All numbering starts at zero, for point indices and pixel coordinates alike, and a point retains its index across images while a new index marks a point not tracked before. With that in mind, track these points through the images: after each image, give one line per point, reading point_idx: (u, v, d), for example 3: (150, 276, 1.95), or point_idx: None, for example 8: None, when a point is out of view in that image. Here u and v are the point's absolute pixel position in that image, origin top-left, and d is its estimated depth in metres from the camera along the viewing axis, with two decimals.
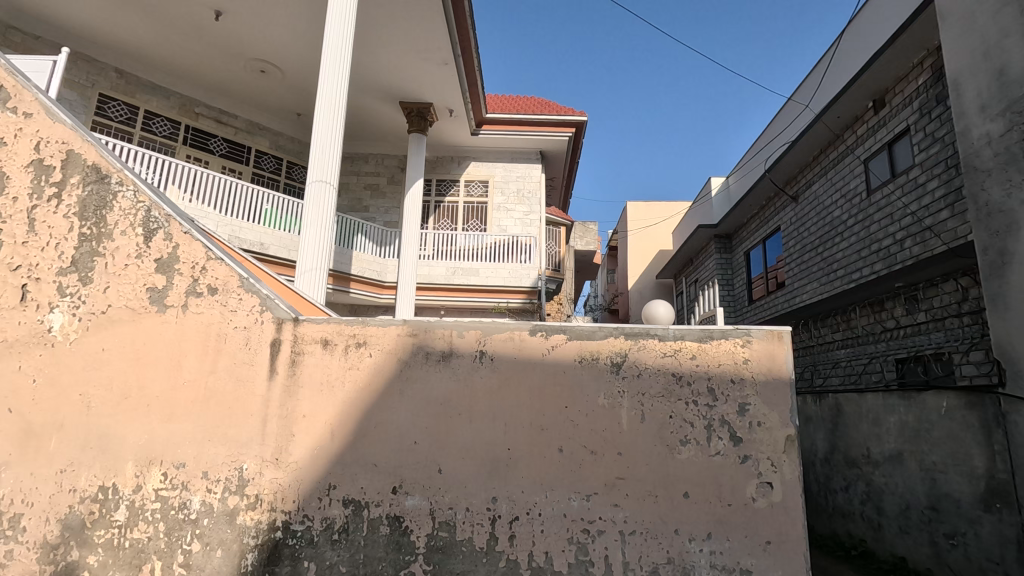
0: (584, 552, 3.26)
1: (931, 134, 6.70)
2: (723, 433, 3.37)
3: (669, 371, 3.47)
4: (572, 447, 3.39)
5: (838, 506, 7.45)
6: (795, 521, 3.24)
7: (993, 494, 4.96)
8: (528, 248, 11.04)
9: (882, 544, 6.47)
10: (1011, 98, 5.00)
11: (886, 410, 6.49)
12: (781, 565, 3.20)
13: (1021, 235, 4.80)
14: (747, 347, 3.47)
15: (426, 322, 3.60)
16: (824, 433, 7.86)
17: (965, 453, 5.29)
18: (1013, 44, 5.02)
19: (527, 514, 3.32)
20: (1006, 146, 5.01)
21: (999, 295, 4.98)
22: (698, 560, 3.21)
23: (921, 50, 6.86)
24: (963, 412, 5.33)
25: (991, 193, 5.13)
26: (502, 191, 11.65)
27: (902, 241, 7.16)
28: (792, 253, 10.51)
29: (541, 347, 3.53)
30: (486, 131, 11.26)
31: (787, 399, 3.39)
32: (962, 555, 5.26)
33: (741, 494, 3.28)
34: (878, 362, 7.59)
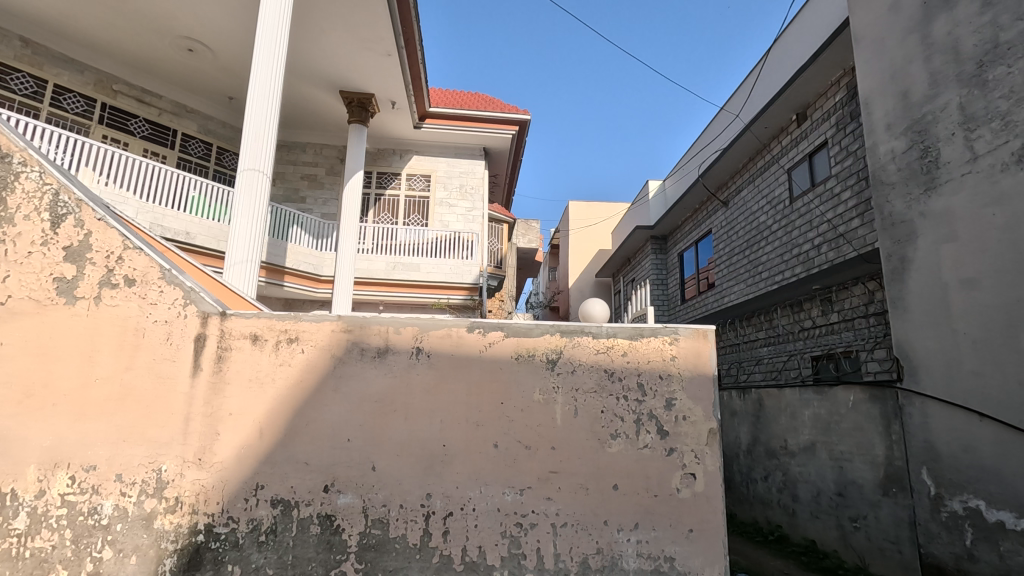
0: (517, 545, 3.33)
1: (845, 147, 7.24)
2: (651, 427, 3.52)
3: (601, 367, 3.58)
4: (507, 442, 3.44)
5: (758, 495, 7.92)
6: (716, 509, 3.44)
7: (891, 480, 5.44)
8: (470, 244, 11.03)
9: (796, 528, 6.95)
10: (913, 118, 5.46)
11: (801, 404, 6.96)
12: (703, 551, 3.39)
13: (919, 244, 5.28)
14: (675, 345, 3.63)
15: (362, 318, 3.54)
16: (747, 426, 8.31)
17: (868, 442, 5.76)
18: (915, 70, 5.49)
19: (461, 509, 3.34)
20: (908, 161, 5.48)
21: (899, 298, 5.45)
22: (626, 549, 3.36)
23: (838, 69, 7.36)
24: (867, 405, 5.79)
25: (895, 205, 5.58)
26: (444, 186, 11.55)
27: (818, 248, 7.72)
28: (721, 255, 11.07)
29: (478, 344, 3.55)
30: (430, 125, 11.04)
31: (710, 394, 3.58)
32: (864, 537, 5.74)
33: (667, 485, 3.45)
34: (796, 359, 8.13)
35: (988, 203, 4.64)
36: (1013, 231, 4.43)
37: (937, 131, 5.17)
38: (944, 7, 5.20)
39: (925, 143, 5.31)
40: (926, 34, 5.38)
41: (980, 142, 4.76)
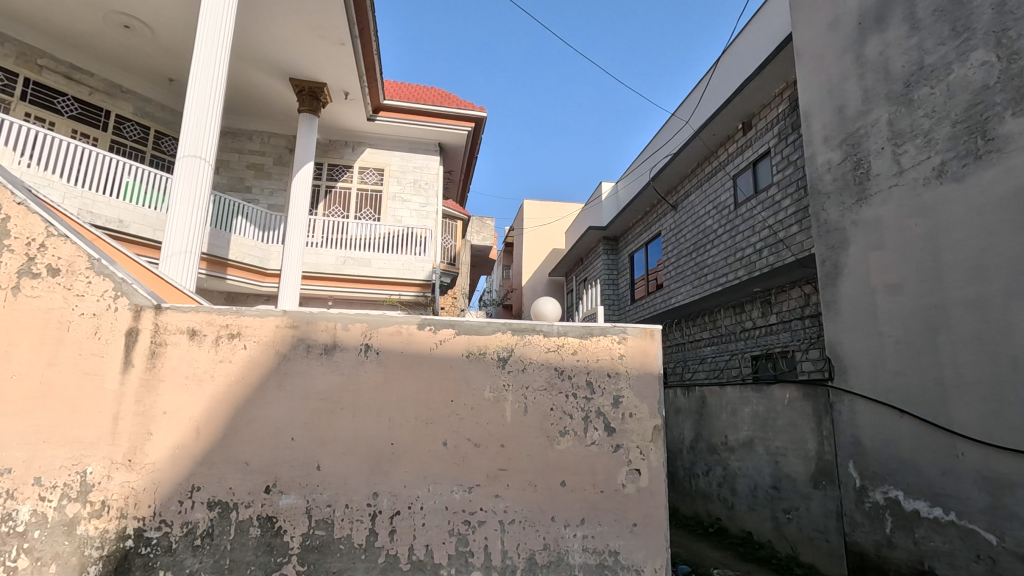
0: (465, 543, 3.32)
1: (787, 157, 7.59)
2: (598, 424, 3.59)
3: (552, 365, 3.62)
4: (456, 440, 3.43)
5: (699, 489, 8.21)
6: (659, 504, 3.54)
7: (821, 473, 5.75)
8: (423, 241, 10.89)
9: (734, 521, 7.25)
10: (847, 132, 5.79)
11: (741, 402, 7.26)
12: (646, 545, 3.48)
13: (850, 251, 5.60)
14: (623, 344, 3.71)
15: (308, 314, 3.43)
16: (690, 423, 8.60)
17: (801, 438, 6.07)
18: (850, 86, 5.81)
19: (409, 508, 3.31)
20: (842, 172, 5.80)
21: (832, 301, 5.76)
22: (572, 544, 3.41)
23: (781, 82, 7.71)
24: (801, 402, 6.10)
25: (829, 214, 5.90)
26: (398, 180, 11.35)
27: (759, 252, 8.07)
28: (670, 257, 11.39)
29: (429, 341, 3.52)
30: (384, 118, 10.86)
31: (656, 392, 3.68)
32: (796, 527, 6.05)
33: (613, 481, 3.53)
34: (738, 358, 8.47)
35: (912, 214, 4.97)
36: (933, 240, 4.77)
37: (869, 145, 5.50)
38: (877, 29, 5.52)
39: (857, 156, 5.63)
40: (861, 53, 5.71)
41: (905, 156, 5.09)
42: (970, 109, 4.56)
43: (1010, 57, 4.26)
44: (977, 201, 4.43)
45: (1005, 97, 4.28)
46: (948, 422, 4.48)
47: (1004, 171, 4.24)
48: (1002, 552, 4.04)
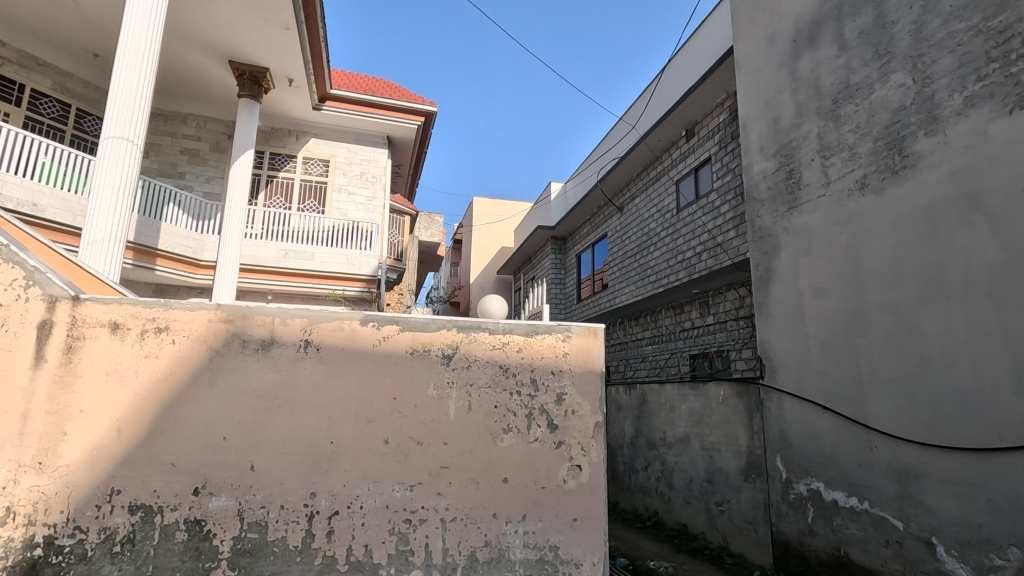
0: (405, 542, 3.30)
1: (726, 165, 7.91)
2: (541, 421, 3.64)
3: (496, 362, 3.63)
4: (398, 438, 3.39)
5: (638, 483, 8.46)
6: (598, 498, 3.62)
7: (751, 467, 6.05)
8: (369, 235, 10.66)
9: (670, 514, 7.52)
10: (781, 143, 6.10)
11: (679, 399, 7.53)
12: (585, 540, 3.56)
13: (782, 256, 5.91)
14: (568, 342, 3.77)
15: (244, 308, 3.30)
16: (631, 419, 8.84)
17: (734, 433, 6.36)
18: (784, 100, 6.12)
19: (347, 508, 3.25)
20: (776, 181, 6.11)
21: (764, 304, 6.07)
22: (513, 540, 3.45)
23: (722, 92, 8.03)
24: (734, 399, 6.40)
25: (764, 220, 6.21)
26: (344, 172, 11.03)
27: (699, 256, 8.39)
28: (615, 258, 11.66)
29: (372, 338, 3.46)
30: (330, 108, 10.52)
31: (598, 389, 3.76)
32: (727, 519, 6.34)
33: (555, 477, 3.58)
34: (677, 357, 8.78)
35: (837, 223, 5.30)
36: (855, 248, 5.10)
37: (801, 157, 5.82)
38: (810, 47, 5.85)
39: (790, 166, 5.95)
40: (795, 69, 6.02)
41: (833, 168, 5.42)
42: (889, 126, 4.89)
43: (925, 80, 4.60)
44: (893, 213, 4.76)
45: (920, 117, 4.62)
46: (864, 418, 4.81)
47: (918, 185, 4.58)
48: (908, 537, 4.38)
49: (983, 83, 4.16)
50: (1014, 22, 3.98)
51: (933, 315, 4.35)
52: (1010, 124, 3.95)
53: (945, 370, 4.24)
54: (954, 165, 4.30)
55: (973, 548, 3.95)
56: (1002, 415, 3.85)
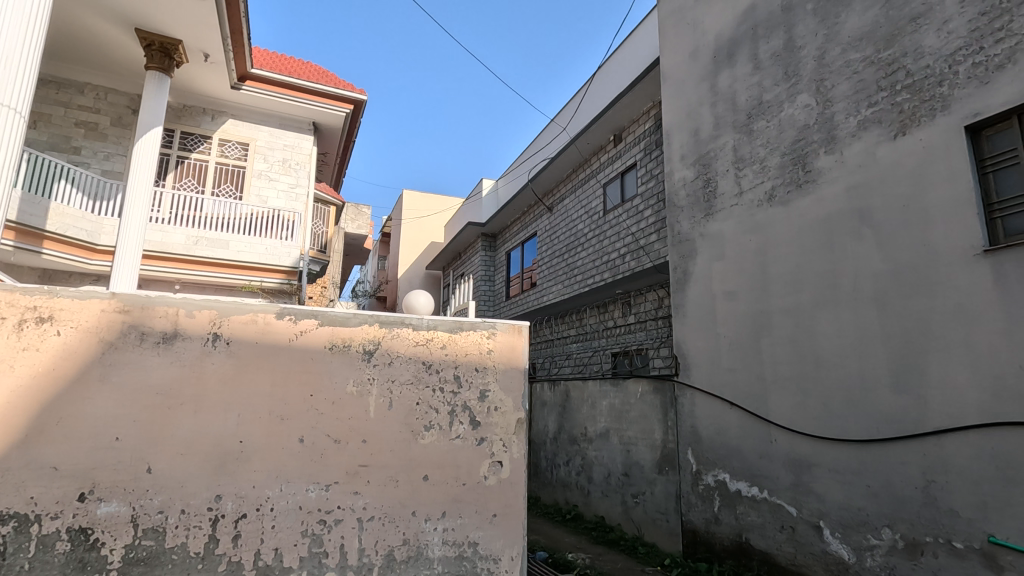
0: (318, 544, 3.35)
1: (650, 171, 8.25)
2: (464, 418, 3.76)
3: (419, 359, 3.74)
4: (313, 437, 3.43)
5: (559, 478, 8.65)
6: (518, 494, 3.81)
7: (665, 460, 6.36)
8: (290, 225, 10.18)
9: (589, 507, 7.75)
10: (700, 153, 6.44)
11: (600, 395, 7.76)
12: (504, 535, 3.73)
13: (698, 260, 6.24)
14: (492, 339, 3.94)
15: (143, 299, 3.28)
16: (555, 416, 9.02)
17: (650, 428, 6.66)
18: (704, 112, 6.46)
19: (257, 511, 3.27)
20: (694, 189, 6.45)
21: (681, 305, 6.39)
22: (432, 538, 3.57)
23: (648, 101, 8.36)
24: (651, 395, 6.69)
25: (682, 225, 6.54)
26: (265, 157, 10.44)
27: (622, 258, 8.71)
28: (543, 257, 11.86)
29: (288, 332, 3.50)
30: (250, 88, 9.97)
31: (521, 386, 3.93)
32: (641, 510, 6.64)
33: (475, 474, 3.73)
34: (599, 354, 9.07)
35: (747, 230, 5.67)
36: (762, 255, 5.47)
37: (717, 167, 6.16)
38: (728, 64, 6.20)
39: (707, 175, 6.29)
40: (714, 83, 6.36)
41: (745, 179, 5.78)
42: (794, 143, 5.28)
43: (826, 102, 5.00)
44: (796, 224, 5.15)
45: (821, 136, 5.01)
46: (766, 413, 5.18)
47: (817, 199, 4.98)
48: (800, 522, 4.77)
49: (874, 109, 4.57)
50: (900, 55, 4.40)
51: (827, 319, 4.75)
52: (895, 147, 4.37)
53: (835, 369, 4.64)
54: (848, 182, 4.71)
55: (854, 530, 4.35)
56: (882, 409, 4.25)
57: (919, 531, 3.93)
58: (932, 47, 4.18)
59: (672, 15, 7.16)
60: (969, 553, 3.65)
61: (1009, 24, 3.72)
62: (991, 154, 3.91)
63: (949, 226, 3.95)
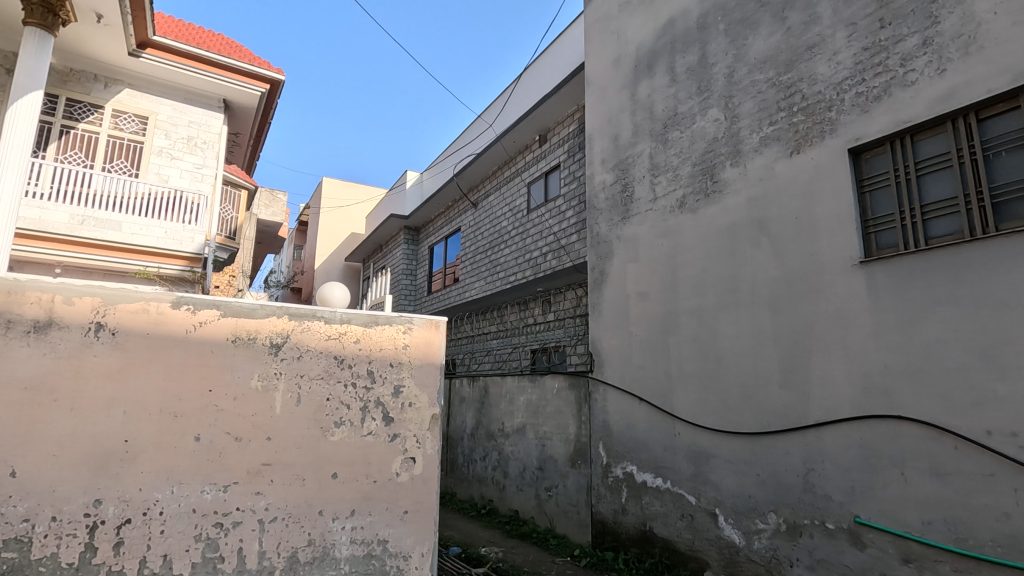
0: (214, 548, 3.22)
1: (573, 173, 8.45)
2: (377, 414, 3.78)
3: (331, 353, 3.71)
4: (211, 434, 3.30)
5: (475, 474, 8.69)
6: (430, 490, 3.88)
7: (577, 453, 6.57)
8: (195, 207, 9.48)
9: (504, 501, 7.86)
10: (619, 158, 6.70)
11: (518, 391, 7.88)
12: (415, 531, 3.79)
13: (614, 261, 6.49)
14: (409, 334, 3.97)
15: (11, 281, 3.01)
16: (472, 411, 9.05)
17: (564, 423, 6.85)
18: (624, 119, 6.72)
19: (143, 515, 3.09)
20: (613, 193, 6.70)
21: (597, 304, 6.62)
22: (339, 537, 3.55)
23: (573, 104, 8.57)
24: (566, 391, 6.88)
25: (601, 227, 6.78)
26: (167, 133, 9.61)
27: (543, 256, 8.86)
28: (466, 253, 11.84)
29: (186, 323, 3.35)
30: (151, 56, 9.08)
31: (437, 381, 4.02)
32: (554, 503, 6.82)
33: (387, 470, 3.75)
34: (518, 351, 9.20)
35: (660, 235, 5.96)
36: (672, 258, 5.78)
37: (634, 173, 6.43)
38: (647, 74, 6.47)
39: (625, 180, 6.55)
40: (634, 92, 6.62)
41: (659, 186, 6.07)
42: (704, 155, 5.61)
43: (733, 118, 5.35)
44: (703, 230, 5.48)
45: (728, 149, 5.37)
46: (671, 408, 5.48)
47: (722, 208, 5.32)
48: (698, 509, 5.09)
49: (774, 127, 4.95)
50: (798, 80, 4.79)
51: (728, 320, 5.10)
52: (791, 164, 4.76)
53: (732, 366, 5.00)
54: (750, 194, 5.07)
55: (744, 516, 4.71)
56: (771, 404, 4.63)
57: (799, 514, 4.33)
58: (824, 75, 4.58)
59: (597, 23, 7.38)
60: (838, 532, 4.07)
61: (886, 60, 4.17)
62: (868, 175, 4.36)
63: (833, 239, 4.37)
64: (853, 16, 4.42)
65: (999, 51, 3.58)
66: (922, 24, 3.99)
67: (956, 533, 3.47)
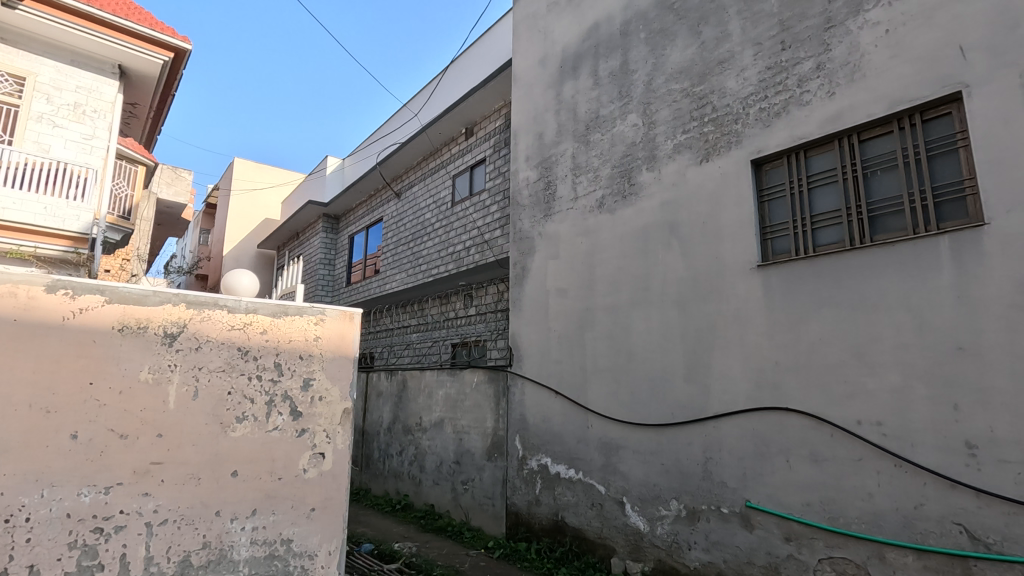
0: (92, 555, 3.00)
1: (498, 168, 8.48)
2: (284, 408, 3.62)
3: (234, 344, 3.52)
4: (91, 432, 3.06)
5: (391, 469, 8.55)
6: (340, 487, 3.76)
7: (494, 447, 6.63)
8: (83, 182, 8.61)
9: (420, 496, 7.79)
10: (543, 156, 6.80)
11: (437, 385, 7.82)
12: (322, 529, 3.66)
13: (535, 258, 6.60)
14: (321, 325, 3.82)
15: None
16: (390, 405, 8.88)
17: (482, 416, 6.89)
18: (548, 118, 6.84)
19: (7, 522, 2.83)
20: (536, 190, 6.80)
21: (518, 299, 6.71)
22: (238, 538, 3.38)
23: (500, 100, 8.60)
24: (485, 385, 6.91)
25: (523, 223, 6.87)
26: (48, 97, 8.56)
27: (466, 250, 8.84)
28: (388, 244, 11.57)
29: (64, 310, 3.08)
30: (30, 9, 7.95)
31: (350, 374, 3.89)
32: (470, 496, 6.85)
33: (294, 467, 3.61)
34: (439, 345, 9.13)
35: (579, 233, 6.13)
36: (590, 256, 5.95)
37: (557, 171, 6.56)
38: (572, 75, 6.61)
39: (548, 178, 6.66)
40: (559, 92, 6.74)
41: (580, 185, 6.23)
42: (623, 158, 5.82)
43: (650, 124, 5.59)
44: (620, 231, 5.69)
45: (644, 154, 5.60)
46: (585, 401, 5.66)
47: (638, 210, 5.56)
48: (607, 498, 5.30)
49: (687, 136, 5.23)
50: (709, 92, 5.08)
51: (640, 317, 5.33)
52: (700, 171, 5.05)
53: (642, 361, 5.24)
54: (663, 198, 5.33)
55: (649, 503, 4.96)
56: (676, 397, 4.90)
57: (697, 500, 4.62)
58: (732, 89, 4.89)
59: (525, 20, 7.43)
60: (731, 516, 4.39)
61: (786, 80, 4.52)
62: (768, 185, 4.70)
63: (734, 243, 4.69)
64: (759, 37, 4.75)
65: (878, 80, 3.99)
66: (817, 50, 4.35)
67: (830, 512, 3.84)
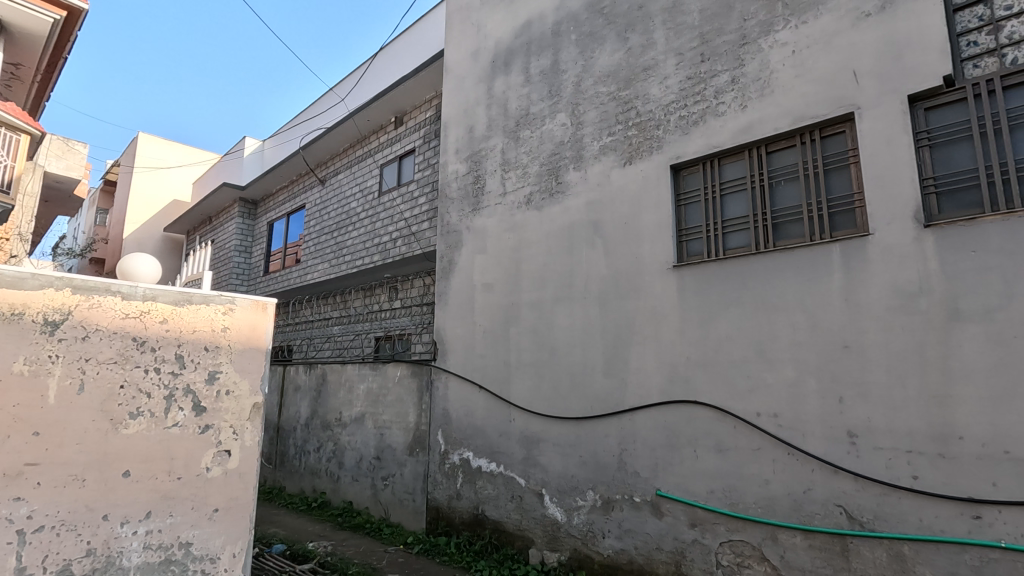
0: None
1: (427, 159, 8.36)
2: (185, 403, 3.38)
3: (128, 334, 3.24)
4: None
5: (308, 465, 8.24)
6: (247, 486, 3.56)
7: (416, 442, 6.55)
8: None
9: (338, 493, 7.56)
10: (472, 150, 6.77)
11: (358, 379, 7.61)
12: (225, 530, 3.46)
13: (462, 252, 6.57)
14: (229, 316, 3.60)
15: None
16: (308, 400, 8.53)
17: (404, 411, 6.78)
18: (478, 112, 6.82)
19: None
20: (465, 184, 6.76)
21: (444, 293, 6.65)
22: (129, 544, 3.13)
23: (431, 91, 8.47)
24: (408, 379, 6.80)
25: (451, 216, 6.81)
26: None
27: (392, 241, 8.65)
28: (310, 232, 11.10)
29: None
30: None
31: (261, 367, 3.70)
32: (390, 492, 6.73)
33: (195, 466, 3.39)
34: (361, 338, 8.89)
35: (507, 229, 6.16)
36: (517, 252, 6.00)
37: (486, 166, 6.56)
38: (504, 71, 6.62)
39: (477, 172, 6.65)
40: (490, 87, 6.74)
41: (509, 181, 6.27)
42: (551, 156, 5.90)
43: (578, 125, 5.71)
44: (546, 228, 5.78)
45: (571, 154, 5.71)
46: (508, 395, 5.71)
47: (564, 209, 5.67)
48: (527, 491, 5.38)
49: (612, 138, 5.39)
50: (634, 97, 5.26)
51: (562, 313, 5.45)
52: (624, 173, 5.22)
53: (564, 356, 5.36)
54: (589, 197, 5.46)
55: (567, 494, 5.09)
56: (595, 391, 5.05)
57: (612, 490, 4.79)
58: (655, 96, 5.09)
59: (458, 11, 7.35)
60: (642, 505, 4.59)
61: (704, 91, 4.76)
62: (684, 190, 4.94)
63: (653, 244, 4.89)
64: (680, 47, 4.97)
65: (784, 97, 4.30)
66: (732, 64, 4.61)
67: (731, 498, 4.12)
